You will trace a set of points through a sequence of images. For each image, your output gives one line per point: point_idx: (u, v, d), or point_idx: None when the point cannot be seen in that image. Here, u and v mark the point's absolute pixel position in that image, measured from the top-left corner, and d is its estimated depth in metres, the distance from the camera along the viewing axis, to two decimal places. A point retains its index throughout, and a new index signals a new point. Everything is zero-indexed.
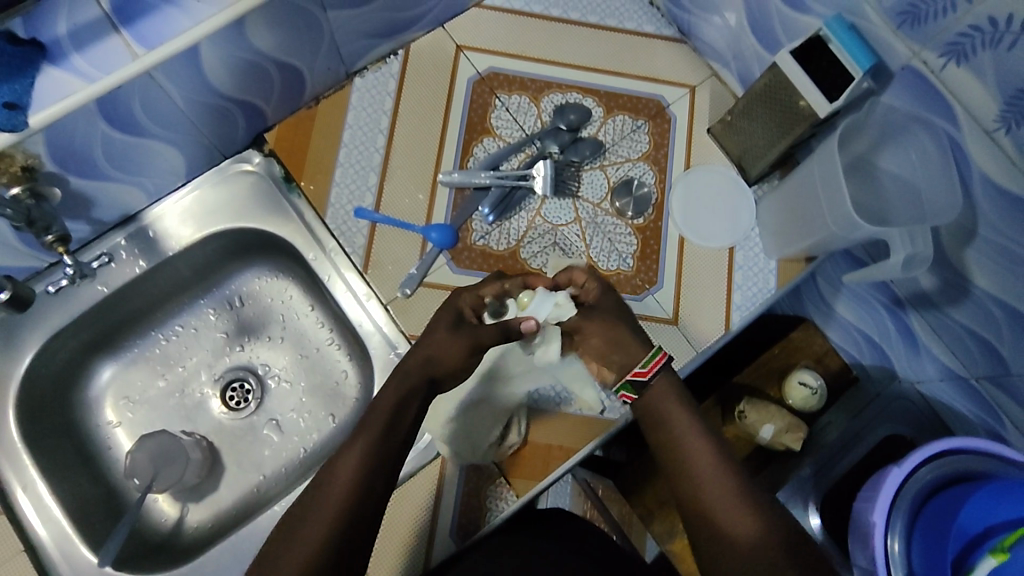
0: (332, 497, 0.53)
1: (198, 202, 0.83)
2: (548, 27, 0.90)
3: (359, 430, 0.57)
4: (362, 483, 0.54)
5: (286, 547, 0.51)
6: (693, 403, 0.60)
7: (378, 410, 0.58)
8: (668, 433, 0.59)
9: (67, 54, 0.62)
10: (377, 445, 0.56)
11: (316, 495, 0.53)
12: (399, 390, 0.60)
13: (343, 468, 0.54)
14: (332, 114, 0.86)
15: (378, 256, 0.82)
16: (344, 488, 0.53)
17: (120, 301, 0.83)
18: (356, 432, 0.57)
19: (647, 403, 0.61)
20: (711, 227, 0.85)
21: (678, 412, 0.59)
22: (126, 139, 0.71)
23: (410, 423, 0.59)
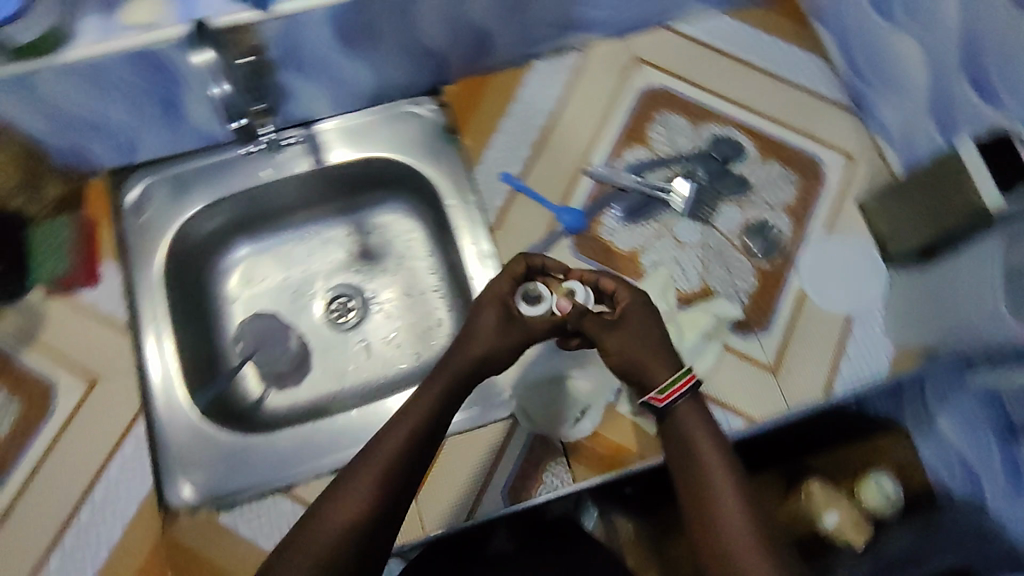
0: (360, 487, 0.57)
1: (368, 128, 0.91)
2: (726, 63, 0.94)
3: (390, 426, 0.62)
4: (402, 466, 0.59)
5: (319, 520, 0.56)
6: (723, 440, 0.63)
7: (409, 409, 0.63)
8: (704, 475, 0.61)
9: None
10: (408, 440, 0.61)
11: (346, 481, 0.58)
12: (432, 396, 0.64)
13: (371, 461, 0.59)
14: (506, 85, 0.92)
15: (509, 221, 0.87)
16: (384, 464, 0.59)
17: (277, 192, 0.91)
18: (388, 428, 0.62)
19: (679, 417, 0.64)
20: (834, 293, 0.83)
21: (707, 442, 0.62)
22: (336, 51, 0.80)
23: (439, 423, 0.64)
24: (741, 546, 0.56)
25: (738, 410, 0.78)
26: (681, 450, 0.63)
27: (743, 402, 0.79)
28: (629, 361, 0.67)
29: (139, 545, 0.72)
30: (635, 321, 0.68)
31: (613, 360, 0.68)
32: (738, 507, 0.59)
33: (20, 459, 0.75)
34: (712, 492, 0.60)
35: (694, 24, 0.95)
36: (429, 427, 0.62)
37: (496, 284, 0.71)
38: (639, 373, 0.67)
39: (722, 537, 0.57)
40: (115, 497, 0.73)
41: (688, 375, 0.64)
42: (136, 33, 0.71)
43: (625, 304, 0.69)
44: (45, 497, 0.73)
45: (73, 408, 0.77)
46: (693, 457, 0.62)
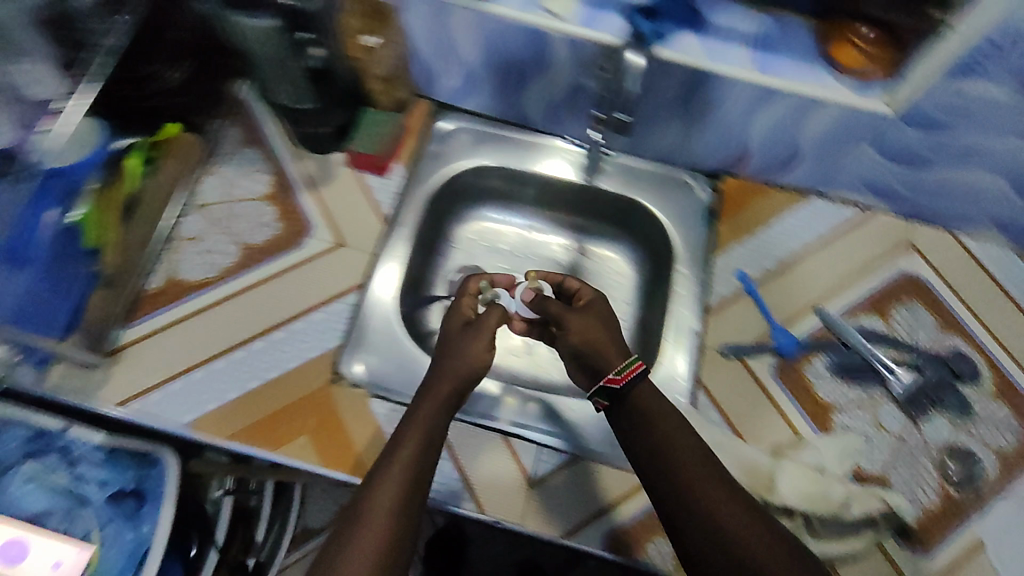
0: (391, 489, 0.60)
1: (644, 174, 0.97)
2: (1000, 293, 0.90)
3: (405, 430, 0.65)
4: (395, 512, 0.59)
5: (337, 565, 0.56)
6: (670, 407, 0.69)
7: (416, 418, 0.67)
8: (671, 448, 0.65)
9: (710, 36, 0.81)
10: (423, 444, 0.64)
11: (373, 482, 0.61)
12: (422, 425, 0.66)
13: (392, 463, 0.63)
14: (782, 201, 0.95)
15: (728, 313, 0.88)
16: (381, 516, 0.59)
17: (541, 184, 1.00)
18: (403, 434, 0.65)
19: (634, 399, 0.69)
20: (1013, 561, 0.76)
21: (659, 411, 0.68)
22: (672, 106, 0.87)
23: (443, 419, 0.68)
24: (731, 517, 0.61)
25: None
26: (644, 428, 0.68)
27: None
28: (578, 335, 0.74)
29: (299, 388, 0.81)
30: (591, 312, 0.77)
31: (583, 345, 0.74)
32: (694, 467, 0.64)
33: (256, 267, 0.87)
34: (686, 465, 0.64)
35: (984, 242, 0.93)
36: (432, 437, 0.65)
37: (461, 308, 0.82)
38: (594, 357, 0.73)
39: (711, 510, 0.61)
40: (304, 339, 0.83)
41: (638, 361, 0.70)
42: (540, 16, 0.79)
43: (581, 292, 0.82)
44: (254, 305, 0.84)
45: (313, 255, 0.88)
46: (654, 427, 0.67)
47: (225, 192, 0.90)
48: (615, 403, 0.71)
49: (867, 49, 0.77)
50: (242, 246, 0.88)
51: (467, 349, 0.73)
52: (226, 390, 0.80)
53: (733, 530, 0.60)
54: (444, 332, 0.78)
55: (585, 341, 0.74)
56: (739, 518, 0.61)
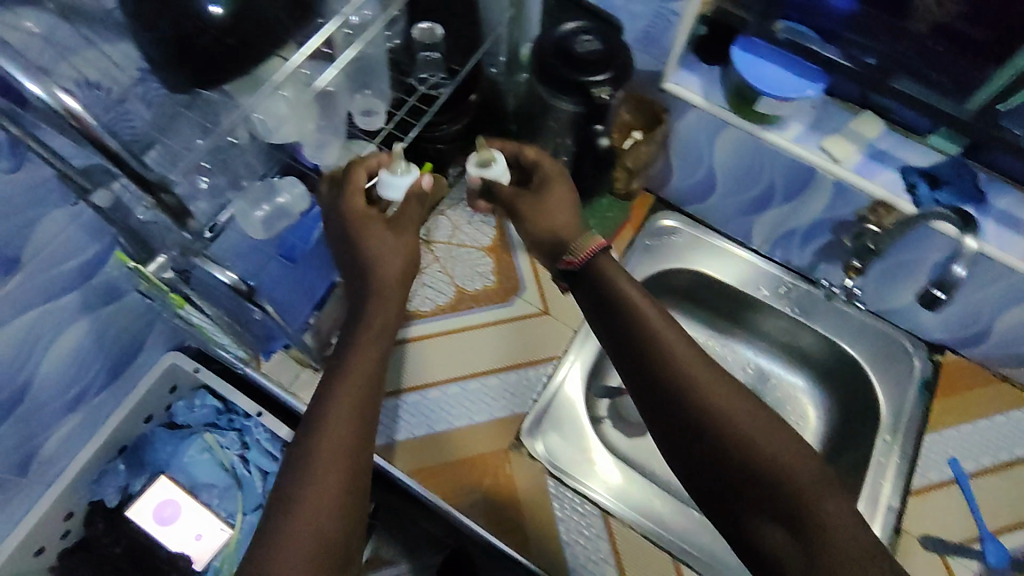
0: (333, 442, 0.56)
1: (863, 325, 0.92)
2: None
3: (338, 382, 0.59)
4: (331, 467, 0.54)
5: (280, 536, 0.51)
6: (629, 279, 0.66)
7: (355, 362, 0.60)
8: (671, 361, 0.59)
9: (989, 218, 0.76)
10: (355, 395, 0.58)
11: (306, 440, 0.56)
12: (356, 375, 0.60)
13: (329, 412, 0.57)
14: (1008, 395, 0.88)
15: (931, 501, 0.82)
16: (315, 474, 0.54)
17: (748, 304, 0.97)
18: (333, 395, 0.58)
19: (600, 270, 0.66)
20: None
21: (609, 263, 0.66)
22: (917, 270, 0.83)
23: (376, 361, 0.61)
24: (740, 415, 0.55)
25: None
26: (642, 354, 0.60)
27: None
28: (545, 230, 0.70)
29: (484, 449, 0.82)
30: (545, 194, 0.72)
31: (547, 233, 0.70)
32: (680, 346, 0.60)
33: (465, 313, 0.90)
34: (671, 356, 0.59)
35: None
36: (365, 391, 0.59)
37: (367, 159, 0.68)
38: (558, 237, 0.70)
39: (720, 414, 0.56)
40: (497, 397, 0.85)
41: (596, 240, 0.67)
42: (819, 158, 0.77)
43: (546, 169, 0.74)
44: (456, 351, 0.87)
45: (518, 316, 0.90)
46: (660, 350, 0.60)
47: (453, 235, 0.94)
48: (573, 285, 0.69)
49: None
50: (456, 289, 0.91)
51: (371, 233, 0.65)
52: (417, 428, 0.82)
53: (772, 459, 0.53)
54: (337, 220, 0.66)
55: (591, 270, 0.66)
56: (770, 436, 0.55)
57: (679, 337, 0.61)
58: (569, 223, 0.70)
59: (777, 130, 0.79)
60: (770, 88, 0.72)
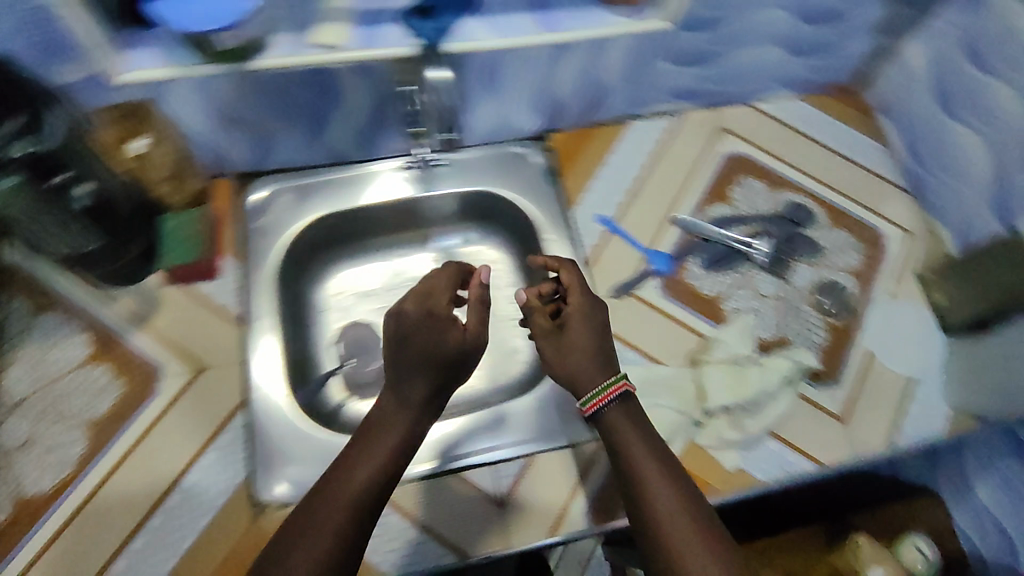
0: (349, 483, 0.59)
1: (480, 160, 0.96)
2: (800, 142, 1.04)
3: (382, 424, 0.64)
4: None
5: None
6: (644, 426, 0.66)
7: (349, 481, 0.59)
8: (651, 501, 0.60)
9: (491, 16, 0.80)
10: (389, 446, 0.62)
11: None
12: (342, 505, 0.57)
13: (362, 445, 0.62)
14: (606, 138, 0.99)
15: (603, 257, 0.93)
16: None
17: (384, 208, 0.94)
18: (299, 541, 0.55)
19: (606, 424, 0.66)
20: (899, 354, 0.90)
21: (642, 450, 0.64)
22: (480, 90, 0.86)
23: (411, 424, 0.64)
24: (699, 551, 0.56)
25: (809, 455, 0.83)
26: (631, 488, 0.62)
27: (817, 447, 0.83)
28: (565, 367, 0.71)
29: (208, 546, 0.70)
30: (579, 341, 0.71)
31: (570, 375, 0.70)
32: (655, 489, 0.61)
33: (118, 436, 0.75)
34: (651, 497, 0.60)
35: (773, 104, 1.06)
36: (357, 514, 0.57)
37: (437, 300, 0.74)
38: (573, 386, 0.70)
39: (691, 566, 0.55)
40: (209, 485, 0.74)
41: (620, 381, 0.68)
42: (316, 54, 0.75)
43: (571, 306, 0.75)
44: (147, 465, 0.74)
45: (175, 394, 0.78)
46: (640, 485, 0.61)
47: (37, 375, 0.77)
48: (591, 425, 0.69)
49: None
50: (89, 422, 0.76)
51: (430, 337, 0.68)
52: (155, 575, 0.69)
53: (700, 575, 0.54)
54: (416, 368, 0.65)
55: (610, 423, 0.66)
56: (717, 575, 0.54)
57: (675, 485, 0.61)
58: (590, 373, 0.69)
59: (265, 52, 0.74)
60: (211, 17, 0.68)
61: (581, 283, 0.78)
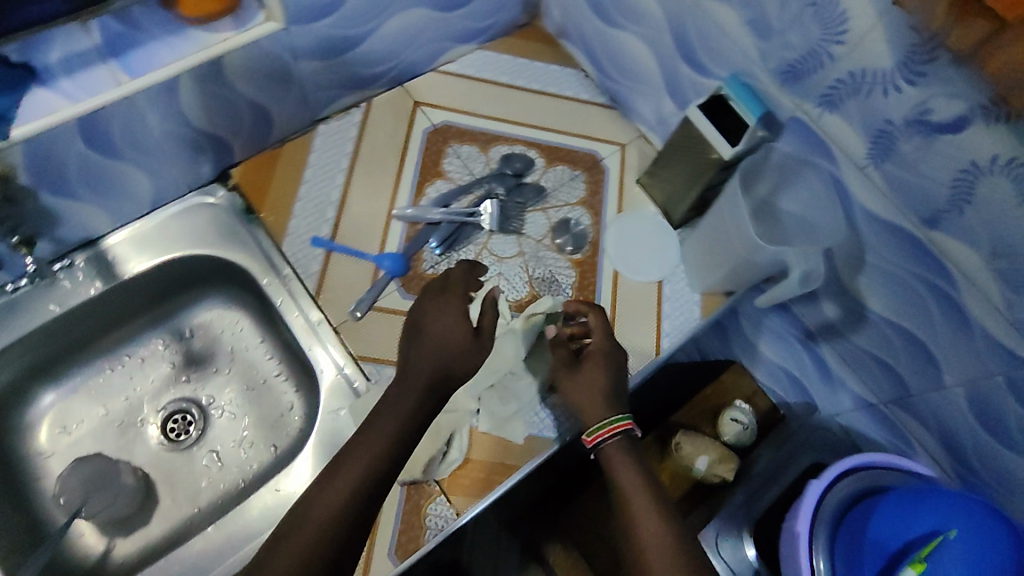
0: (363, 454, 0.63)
1: (162, 229, 0.86)
2: (496, 90, 1.02)
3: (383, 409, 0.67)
4: None
5: None
6: (640, 462, 0.69)
7: (368, 440, 0.64)
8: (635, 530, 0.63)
9: (58, 79, 0.67)
10: (407, 410, 0.66)
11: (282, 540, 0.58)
12: (337, 496, 0.60)
13: (381, 427, 0.66)
14: (294, 153, 0.91)
15: (331, 282, 0.86)
16: None
17: (69, 324, 0.83)
18: (318, 500, 0.60)
19: (606, 457, 0.70)
20: (641, 264, 0.94)
21: (630, 476, 0.67)
22: (103, 161, 0.73)
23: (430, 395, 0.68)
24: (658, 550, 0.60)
25: None
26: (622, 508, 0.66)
27: None
28: (575, 400, 0.75)
29: None
30: (592, 377, 0.75)
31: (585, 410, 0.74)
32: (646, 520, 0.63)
33: None
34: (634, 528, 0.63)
35: (457, 61, 1.02)
36: (365, 490, 0.61)
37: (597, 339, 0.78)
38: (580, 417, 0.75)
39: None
40: None
41: (626, 420, 0.71)
42: None
43: (593, 347, 0.78)
44: None
45: None
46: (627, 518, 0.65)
47: None
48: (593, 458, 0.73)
49: None
50: None
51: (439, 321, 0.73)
52: None
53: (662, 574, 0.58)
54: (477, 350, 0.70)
55: (615, 469, 0.69)
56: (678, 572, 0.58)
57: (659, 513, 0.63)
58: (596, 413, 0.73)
59: None
60: None
61: (605, 328, 0.79)
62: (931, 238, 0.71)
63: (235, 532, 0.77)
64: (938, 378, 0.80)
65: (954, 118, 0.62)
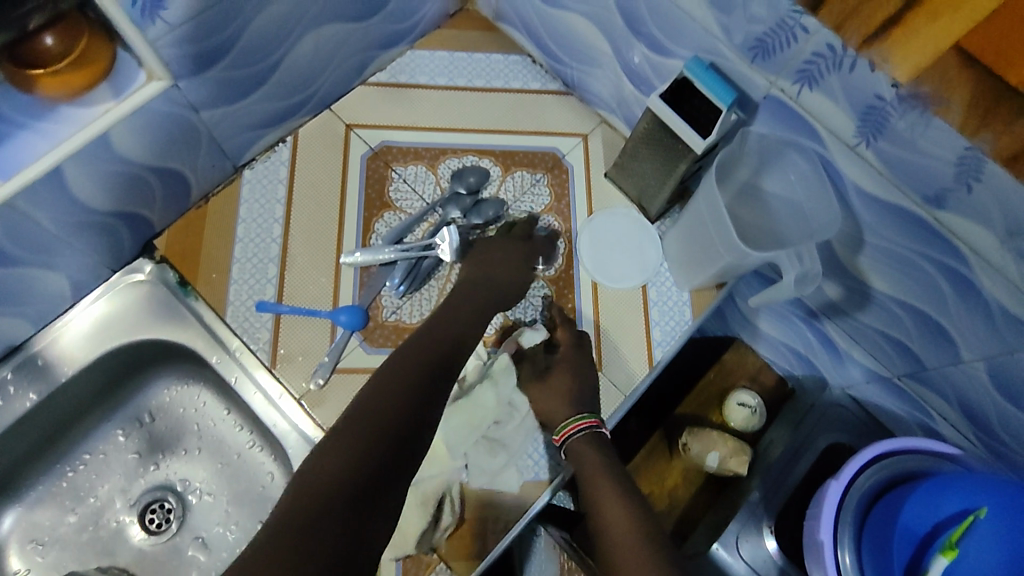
0: (383, 389, 0.54)
1: (92, 320, 0.78)
2: (435, 95, 0.91)
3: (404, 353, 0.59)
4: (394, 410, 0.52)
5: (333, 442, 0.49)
6: (609, 460, 0.68)
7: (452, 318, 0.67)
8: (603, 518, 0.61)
9: None
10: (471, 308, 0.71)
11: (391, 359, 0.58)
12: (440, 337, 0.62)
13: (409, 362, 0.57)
14: (223, 210, 0.83)
15: (286, 349, 0.78)
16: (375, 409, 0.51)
17: (12, 440, 0.76)
18: (413, 342, 0.61)
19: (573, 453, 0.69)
20: (621, 269, 0.86)
21: (594, 469, 0.66)
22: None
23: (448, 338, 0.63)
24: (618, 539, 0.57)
25: None
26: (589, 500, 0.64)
27: None
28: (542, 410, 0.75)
29: None
30: (557, 383, 0.75)
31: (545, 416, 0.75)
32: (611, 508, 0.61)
33: None
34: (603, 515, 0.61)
35: (388, 69, 0.92)
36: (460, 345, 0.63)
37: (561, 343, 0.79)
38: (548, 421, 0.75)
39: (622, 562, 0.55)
40: None
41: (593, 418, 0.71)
42: None
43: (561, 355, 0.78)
44: None
45: None
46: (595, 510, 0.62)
47: None
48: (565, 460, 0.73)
49: (60, 66, 0.58)
50: None
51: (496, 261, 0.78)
52: None
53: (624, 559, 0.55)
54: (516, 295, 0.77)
55: (585, 463, 0.68)
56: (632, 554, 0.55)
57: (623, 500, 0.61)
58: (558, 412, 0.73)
59: None
60: None
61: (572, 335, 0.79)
62: (937, 217, 0.63)
63: None
64: (956, 354, 0.73)
65: (947, 92, 0.54)
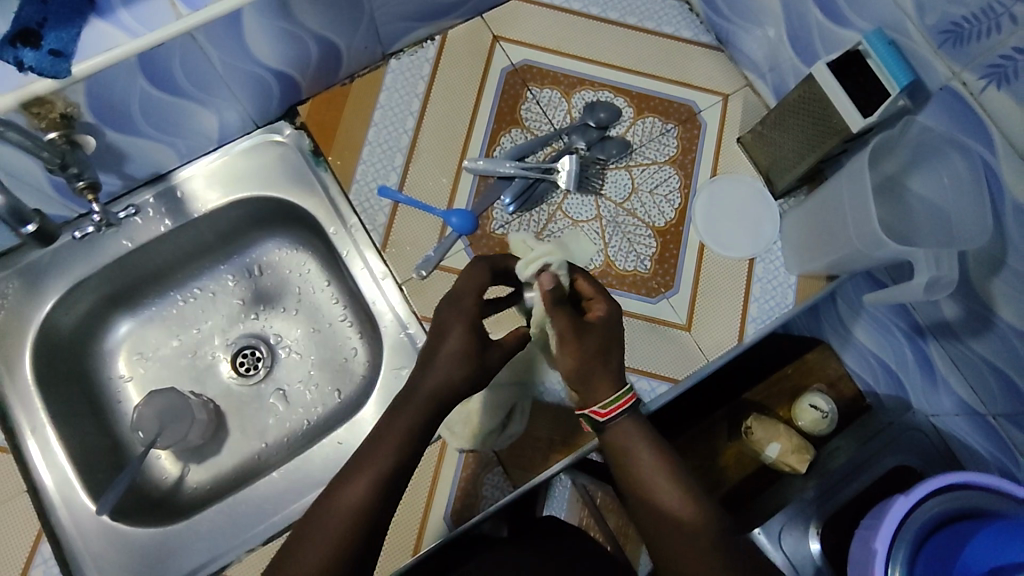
0: (351, 497, 0.56)
1: (227, 167, 0.83)
2: (587, 25, 0.90)
3: (331, 507, 0.55)
4: (363, 512, 0.55)
5: (303, 543, 0.54)
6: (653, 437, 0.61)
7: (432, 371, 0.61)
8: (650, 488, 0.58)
9: (115, 9, 0.63)
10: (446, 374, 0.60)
11: (371, 441, 0.59)
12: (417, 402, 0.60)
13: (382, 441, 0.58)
14: (364, 92, 0.86)
15: (397, 237, 0.82)
16: (348, 511, 0.55)
17: (143, 257, 0.84)
18: (393, 412, 0.60)
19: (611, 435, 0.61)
20: (733, 238, 0.85)
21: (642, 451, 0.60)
22: (164, 99, 0.70)
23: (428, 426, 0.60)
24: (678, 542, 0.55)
25: (661, 376, 0.80)
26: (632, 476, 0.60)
27: (665, 367, 0.81)
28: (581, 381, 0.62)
29: None
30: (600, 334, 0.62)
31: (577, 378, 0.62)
32: (650, 463, 0.59)
33: None
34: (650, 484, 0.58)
35: None
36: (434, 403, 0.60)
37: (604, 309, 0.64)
38: (581, 386, 0.62)
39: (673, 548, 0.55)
40: None
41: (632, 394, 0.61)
42: None
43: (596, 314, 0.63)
44: None
45: None
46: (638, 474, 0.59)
47: None
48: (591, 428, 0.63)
49: None
50: None
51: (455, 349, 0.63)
52: None
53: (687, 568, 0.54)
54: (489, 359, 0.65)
55: (623, 435, 0.60)
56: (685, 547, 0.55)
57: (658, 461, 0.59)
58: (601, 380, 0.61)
59: None
60: None
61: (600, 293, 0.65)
62: None
63: (295, 478, 0.78)
64: None
65: None
